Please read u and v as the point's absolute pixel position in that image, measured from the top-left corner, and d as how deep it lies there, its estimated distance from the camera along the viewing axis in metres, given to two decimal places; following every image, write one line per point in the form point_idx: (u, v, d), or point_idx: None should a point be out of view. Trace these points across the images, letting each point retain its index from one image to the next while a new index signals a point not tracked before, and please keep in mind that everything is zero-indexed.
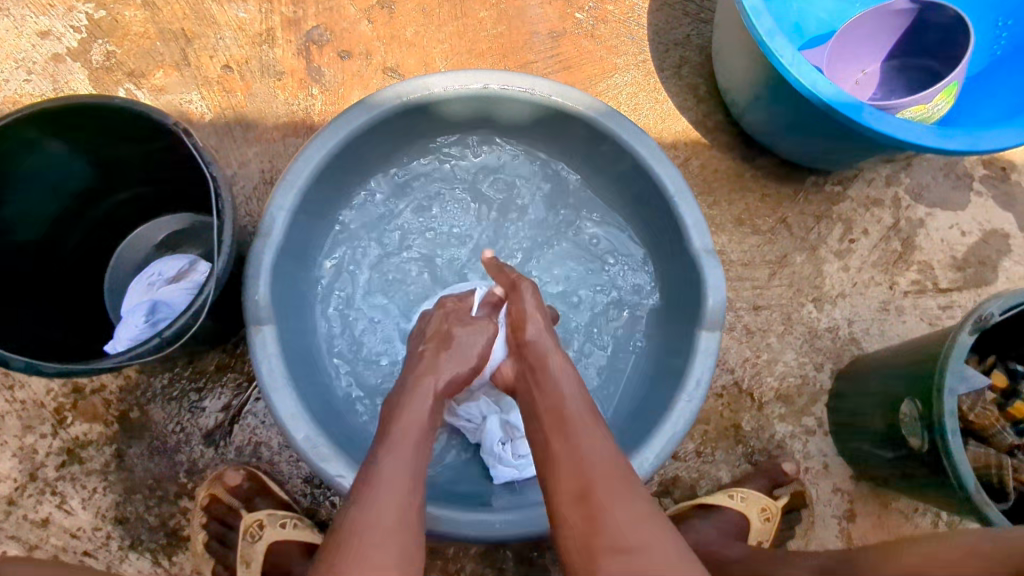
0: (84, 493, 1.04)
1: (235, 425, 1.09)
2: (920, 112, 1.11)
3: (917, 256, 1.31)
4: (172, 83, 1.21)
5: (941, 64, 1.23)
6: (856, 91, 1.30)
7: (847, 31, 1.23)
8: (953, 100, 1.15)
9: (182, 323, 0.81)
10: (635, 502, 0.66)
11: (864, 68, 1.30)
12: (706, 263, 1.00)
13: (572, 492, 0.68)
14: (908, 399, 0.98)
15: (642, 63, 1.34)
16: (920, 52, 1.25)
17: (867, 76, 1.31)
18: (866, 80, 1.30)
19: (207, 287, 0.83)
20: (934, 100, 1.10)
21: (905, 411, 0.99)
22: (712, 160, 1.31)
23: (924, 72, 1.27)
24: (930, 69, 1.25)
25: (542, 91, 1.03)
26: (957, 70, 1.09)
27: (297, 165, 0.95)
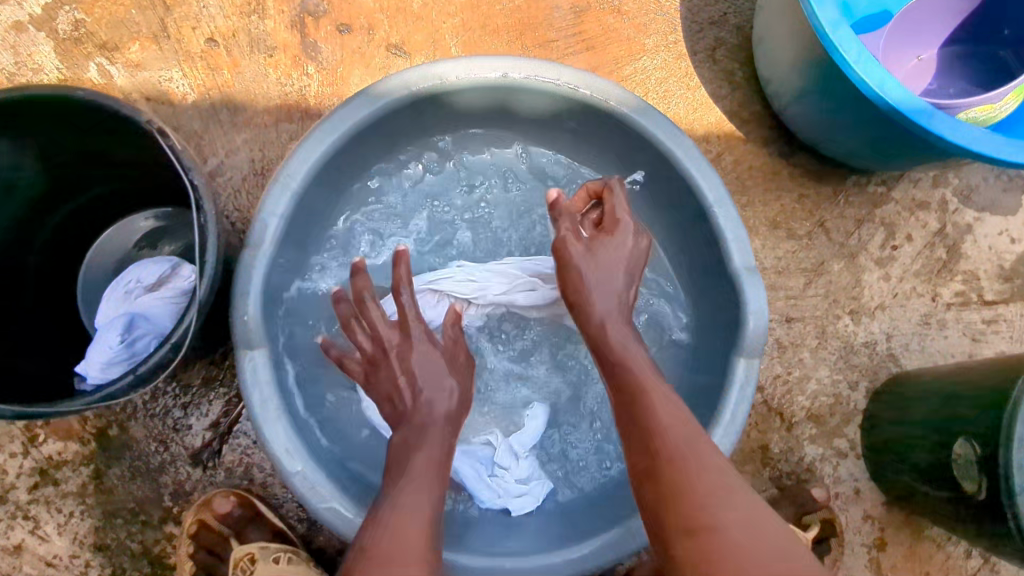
0: (59, 517, 0.96)
1: (225, 444, 0.99)
2: (987, 112, 0.99)
3: (963, 265, 1.22)
4: (149, 58, 1.07)
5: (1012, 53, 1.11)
6: (912, 79, 1.16)
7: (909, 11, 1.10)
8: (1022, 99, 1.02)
9: (159, 359, 0.70)
10: (719, 477, 0.61)
11: (920, 54, 1.16)
12: (747, 283, 0.90)
13: (643, 470, 0.65)
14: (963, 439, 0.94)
15: (673, 45, 1.21)
16: (985, 38, 1.13)
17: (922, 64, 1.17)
18: (922, 67, 1.16)
19: (189, 314, 0.72)
20: (1004, 99, 0.97)
21: (959, 451, 0.96)
22: (747, 156, 1.19)
23: (988, 61, 1.14)
24: (997, 56, 1.13)
25: (570, 82, 0.90)
26: None
27: (290, 164, 0.83)
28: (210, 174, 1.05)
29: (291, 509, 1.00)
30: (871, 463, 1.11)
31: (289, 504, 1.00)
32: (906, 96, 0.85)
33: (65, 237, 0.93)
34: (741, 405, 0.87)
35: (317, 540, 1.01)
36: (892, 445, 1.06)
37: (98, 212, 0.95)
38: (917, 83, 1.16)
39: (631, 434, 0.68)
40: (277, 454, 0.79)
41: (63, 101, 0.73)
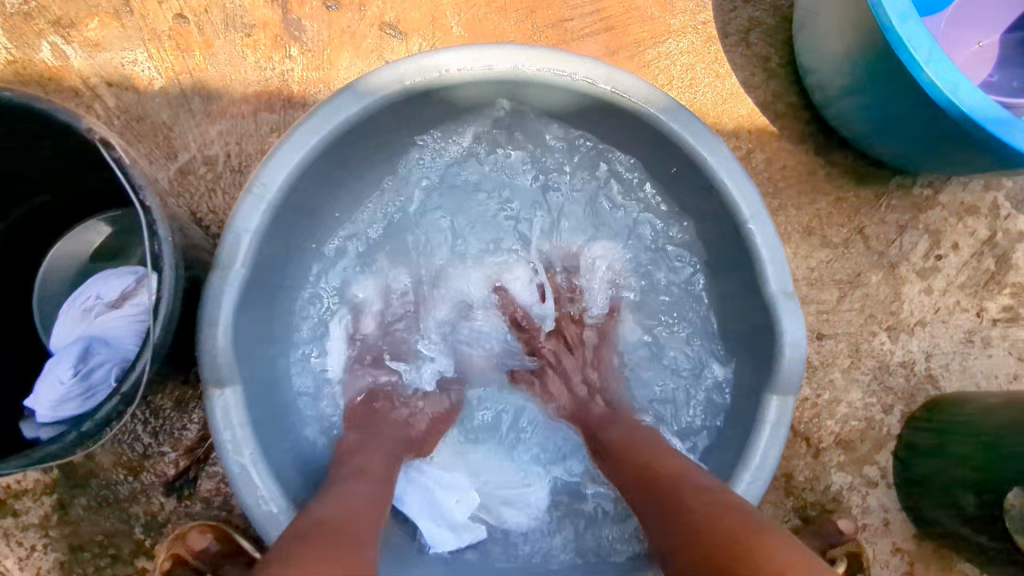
0: (21, 551, 0.88)
1: (202, 472, 0.91)
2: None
3: (1012, 276, 1.11)
4: (110, 36, 0.95)
5: None
6: (970, 67, 1.01)
7: None
8: None
9: (114, 410, 0.64)
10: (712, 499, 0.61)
11: (980, 40, 1.01)
12: (784, 310, 0.79)
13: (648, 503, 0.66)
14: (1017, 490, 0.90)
15: (702, 26, 1.08)
16: None
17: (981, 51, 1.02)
18: (981, 55, 1.01)
19: (144, 357, 0.64)
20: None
21: (1012, 502, 0.91)
22: (780, 154, 1.07)
23: None
24: None
25: (588, 77, 0.78)
26: None
27: (264, 172, 0.72)
28: (180, 171, 0.94)
29: None
30: (904, 495, 1.03)
31: None
32: (983, 102, 0.74)
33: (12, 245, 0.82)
34: (771, 449, 0.78)
35: None
36: (930, 481, 0.98)
37: (50, 216, 0.84)
38: (975, 74, 1.02)
39: (638, 484, 0.69)
40: (250, 503, 0.70)
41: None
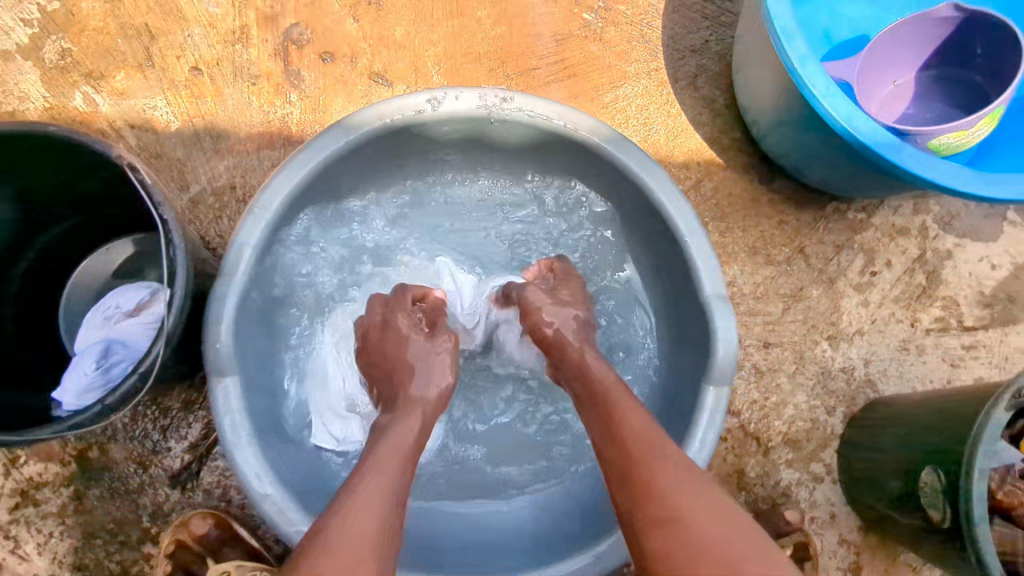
0: (39, 537, 0.97)
1: (203, 466, 1.01)
2: (959, 138, 0.99)
3: (943, 290, 1.22)
4: (135, 86, 1.10)
5: (986, 80, 1.10)
6: (887, 104, 1.17)
7: (881, 40, 1.10)
8: (995, 125, 1.02)
9: (130, 385, 0.75)
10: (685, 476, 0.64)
11: (896, 79, 1.16)
12: (718, 311, 0.91)
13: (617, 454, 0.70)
14: (927, 466, 0.90)
15: (653, 72, 1.22)
16: (959, 63, 1.12)
17: (898, 88, 1.17)
18: (897, 93, 1.16)
19: (160, 342, 0.77)
20: (977, 125, 0.97)
21: (926, 479, 0.90)
22: (726, 183, 1.20)
23: (962, 86, 1.14)
24: (970, 82, 1.12)
25: (542, 113, 0.92)
26: (1004, 94, 0.97)
27: (264, 195, 0.85)
28: (192, 201, 1.07)
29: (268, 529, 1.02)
30: (847, 488, 1.11)
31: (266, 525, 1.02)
32: (874, 129, 0.87)
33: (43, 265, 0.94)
34: (711, 432, 0.88)
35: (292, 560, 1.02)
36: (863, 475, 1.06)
37: (78, 240, 0.97)
38: (891, 109, 1.17)
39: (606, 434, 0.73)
40: (246, 478, 0.80)
41: (34, 141, 0.75)
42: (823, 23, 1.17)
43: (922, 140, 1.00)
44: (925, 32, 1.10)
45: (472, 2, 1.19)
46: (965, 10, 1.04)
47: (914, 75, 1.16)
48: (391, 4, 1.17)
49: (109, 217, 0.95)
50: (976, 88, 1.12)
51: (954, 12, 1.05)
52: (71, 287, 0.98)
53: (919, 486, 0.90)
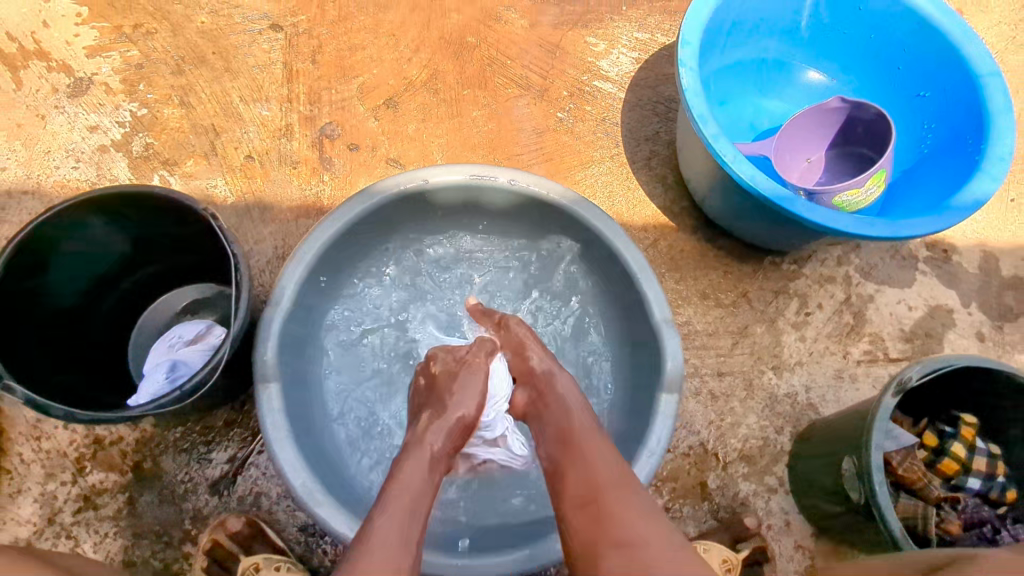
0: (96, 537, 1.13)
1: (239, 475, 1.18)
2: (855, 196, 1.24)
3: (868, 327, 1.44)
4: (201, 170, 1.38)
5: (872, 152, 1.39)
6: (805, 175, 1.43)
7: (792, 125, 1.38)
8: (883, 185, 1.29)
9: (199, 379, 0.97)
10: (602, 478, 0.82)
11: (809, 156, 1.44)
12: (666, 333, 1.12)
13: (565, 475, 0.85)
14: (846, 457, 1.11)
15: (615, 156, 1.52)
16: (853, 142, 1.41)
17: (812, 164, 1.45)
18: (811, 167, 1.44)
19: (224, 347, 0.99)
20: (866, 184, 1.23)
21: (846, 467, 1.11)
22: (678, 241, 1.46)
23: (859, 159, 1.42)
24: (864, 155, 1.41)
25: (522, 182, 1.18)
26: (883, 159, 1.24)
27: (306, 243, 1.09)
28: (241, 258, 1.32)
29: (292, 533, 1.17)
30: (797, 496, 1.27)
31: (290, 528, 1.17)
32: (774, 189, 1.14)
33: (117, 309, 1.15)
34: (664, 432, 1.05)
35: (312, 560, 1.17)
36: (808, 478, 1.23)
37: (146, 289, 1.18)
38: (810, 180, 1.44)
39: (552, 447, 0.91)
40: (284, 466, 0.97)
41: (136, 202, 0.99)
42: (747, 117, 1.50)
43: (826, 198, 1.25)
44: (826, 119, 1.39)
45: (469, 105, 1.51)
46: (848, 101, 1.34)
47: (823, 152, 1.44)
48: (405, 107, 1.49)
49: (176, 269, 1.17)
50: (869, 160, 1.40)
51: (841, 105, 1.35)
52: (137, 329, 1.18)
53: (842, 474, 1.12)
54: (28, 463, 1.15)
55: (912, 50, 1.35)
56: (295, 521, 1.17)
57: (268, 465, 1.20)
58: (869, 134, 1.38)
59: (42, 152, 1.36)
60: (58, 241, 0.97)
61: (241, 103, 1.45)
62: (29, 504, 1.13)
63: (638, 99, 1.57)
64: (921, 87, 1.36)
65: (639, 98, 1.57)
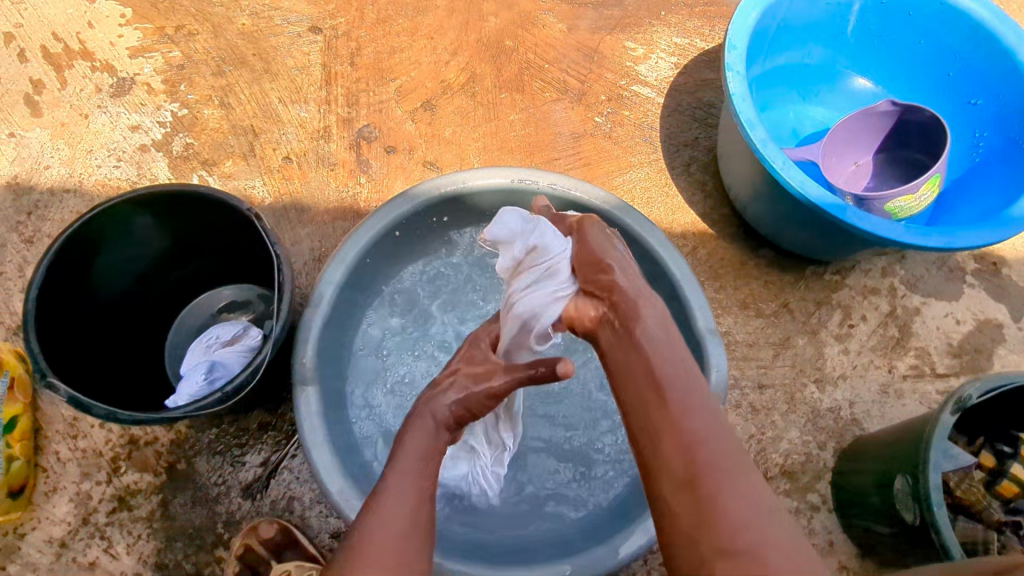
0: (129, 538, 1.11)
1: (272, 479, 1.17)
2: (909, 202, 1.21)
3: (914, 341, 1.39)
4: (239, 171, 1.39)
5: (925, 156, 1.35)
6: (852, 180, 1.40)
7: (839, 129, 1.35)
8: (937, 190, 1.25)
9: (241, 380, 0.96)
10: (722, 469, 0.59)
11: (857, 160, 1.41)
12: (710, 343, 1.09)
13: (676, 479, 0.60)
14: (898, 474, 1.07)
15: (654, 161, 1.49)
16: (903, 146, 1.38)
17: (860, 167, 1.41)
18: (859, 170, 1.41)
19: (265, 348, 0.98)
20: (920, 190, 1.19)
21: (898, 486, 1.07)
22: (718, 249, 1.43)
23: (908, 164, 1.38)
24: (914, 160, 1.37)
25: (563, 187, 1.17)
26: (938, 164, 1.21)
27: (346, 245, 1.08)
28: None
29: (324, 539, 1.15)
30: (841, 515, 1.23)
31: (322, 535, 1.15)
32: (823, 195, 1.11)
33: (155, 306, 1.15)
34: None
35: None
36: (855, 497, 1.19)
37: (184, 288, 1.18)
38: (856, 186, 1.41)
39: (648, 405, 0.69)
40: (321, 472, 0.95)
41: (179, 197, 0.99)
42: (789, 124, 1.46)
43: (879, 204, 1.22)
44: (873, 123, 1.35)
45: (506, 108, 1.50)
46: (899, 104, 1.30)
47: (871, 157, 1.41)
48: (443, 110, 1.48)
49: (214, 268, 1.17)
50: (921, 166, 1.36)
51: (892, 108, 1.32)
52: (174, 328, 1.18)
53: (895, 492, 1.08)
54: (64, 461, 1.14)
55: (965, 57, 1.31)
56: (328, 528, 1.15)
57: (301, 470, 1.18)
58: (920, 140, 1.34)
59: (84, 151, 1.38)
60: (102, 235, 0.97)
61: (280, 104, 1.45)
62: (64, 503, 1.12)
63: (677, 104, 1.55)
64: (973, 94, 1.33)
65: (678, 103, 1.55)
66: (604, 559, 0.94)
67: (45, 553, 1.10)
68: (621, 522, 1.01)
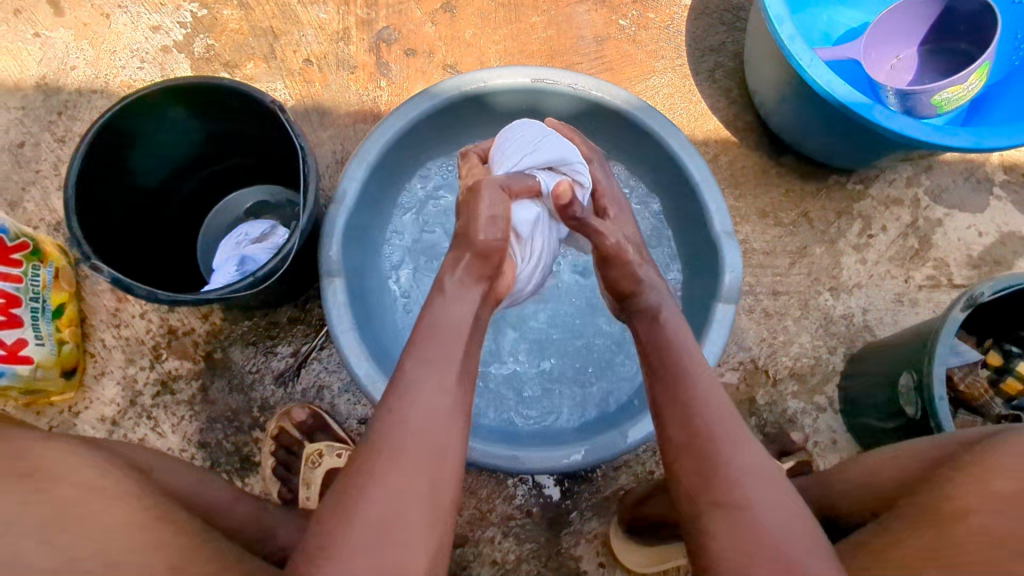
0: (173, 419, 1.20)
1: (302, 369, 1.24)
2: (957, 93, 1.18)
3: (934, 253, 1.39)
4: (260, 73, 1.39)
5: (971, 46, 1.30)
6: (893, 76, 1.36)
7: (881, 21, 1.30)
8: (984, 80, 1.21)
9: (271, 266, 1.00)
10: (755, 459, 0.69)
11: (898, 54, 1.36)
12: (725, 245, 1.10)
13: (679, 442, 0.72)
14: (904, 371, 1.10)
15: (679, 67, 1.46)
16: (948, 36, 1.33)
17: (901, 62, 1.37)
18: (900, 65, 1.36)
19: (293, 238, 1.02)
20: (969, 79, 1.16)
21: (903, 383, 1.11)
22: (740, 157, 1.42)
23: (952, 57, 1.34)
24: (959, 50, 1.33)
25: (585, 87, 1.15)
26: (988, 51, 1.16)
27: (369, 142, 1.09)
28: None
29: (352, 425, 1.23)
30: (846, 416, 1.28)
31: (351, 420, 1.23)
32: (850, 94, 1.09)
33: (187, 202, 1.18)
34: (717, 343, 1.05)
35: None
36: (861, 399, 1.23)
37: (212, 186, 1.21)
38: (898, 81, 1.36)
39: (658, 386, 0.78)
40: (349, 357, 1.01)
41: (205, 90, 1.00)
42: (820, 28, 1.41)
43: (925, 98, 1.19)
44: (915, 12, 1.30)
45: (528, 10, 1.46)
46: None
47: (912, 50, 1.36)
48: (463, 11, 1.45)
49: (240, 168, 1.19)
50: (967, 57, 1.32)
51: None
52: (205, 226, 1.22)
53: (899, 389, 1.12)
54: (110, 348, 1.22)
55: None
56: (356, 414, 1.23)
57: (330, 361, 1.25)
58: (966, 27, 1.29)
59: (108, 51, 1.38)
60: (137, 125, 1.00)
61: (299, 5, 1.43)
62: (112, 385, 1.21)
63: (704, 7, 1.50)
64: None
65: (706, 6, 1.50)
66: (615, 443, 0.99)
67: (98, 430, 1.19)
68: (629, 414, 1.05)
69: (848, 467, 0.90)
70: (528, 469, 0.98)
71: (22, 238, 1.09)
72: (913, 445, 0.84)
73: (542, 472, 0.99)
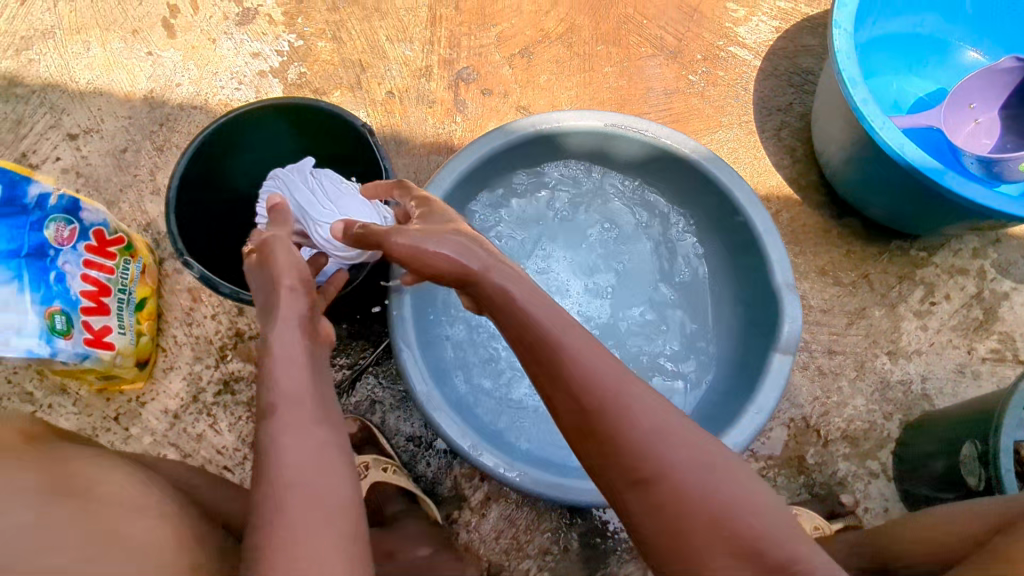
0: (231, 418, 1.25)
1: (357, 382, 1.28)
2: None
3: (999, 326, 1.36)
4: (346, 102, 1.49)
5: None
6: (970, 139, 1.36)
7: (960, 90, 1.31)
8: None
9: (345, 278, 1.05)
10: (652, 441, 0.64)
11: (978, 118, 1.36)
12: (786, 298, 1.11)
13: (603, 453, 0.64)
14: (968, 440, 1.08)
15: (744, 123, 1.50)
16: None
17: (978, 127, 1.36)
18: (977, 129, 1.36)
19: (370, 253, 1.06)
20: None
21: (965, 452, 1.08)
22: (802, 216, 1.43)
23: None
24: None
25: (654, 134, 1.19)
26: None
27: (443, 173, 1.14)
28: None
29: (400, 441, 1.26)
30: (900, 483, 1.24)
31: (399, 437, 1.26)
32: (922, 158, 1.10)
33: None
34: (772, 394, 1.05)
35: (415, 469, 1.25)
36: (918, 465, 1.20)
37: None
38: (975, 145, 1.35)
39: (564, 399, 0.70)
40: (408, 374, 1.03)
41: (300, 110, 1.07)
42: (891, 96, 1.43)
43: (1013, 165, 1.19)
44: (993, 81, 1.32)
45: (601, 61, 1.53)
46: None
47: (991, 114, 1.36)
48: (539, 57, 1.52)
49: None
50: None
51: (1014, 64, 1.28)
52: None
53: (961, 458, 1.09)
54: (181, 344, 1.29)
55: None
56: (404, 430, 1.26)
57: (384, 376, 1.29)
58: None
59: (211, 72, 1.50)
60: (232, 140, 1.07)
61: (387, 42, 1.53)
62: (179, 380, 1.27)
63: (773, 68, 1.54)
64: None
65: (775, 67, 1.54)
66: None
67: (161, 421, 1.25)
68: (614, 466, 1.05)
69: (904, 528, 0.89)
70: (570, 501, 0.98)
71: (120, 233, 1.17)
72: (969, 502, 0.83)
73: (587, 504, 0.99)
